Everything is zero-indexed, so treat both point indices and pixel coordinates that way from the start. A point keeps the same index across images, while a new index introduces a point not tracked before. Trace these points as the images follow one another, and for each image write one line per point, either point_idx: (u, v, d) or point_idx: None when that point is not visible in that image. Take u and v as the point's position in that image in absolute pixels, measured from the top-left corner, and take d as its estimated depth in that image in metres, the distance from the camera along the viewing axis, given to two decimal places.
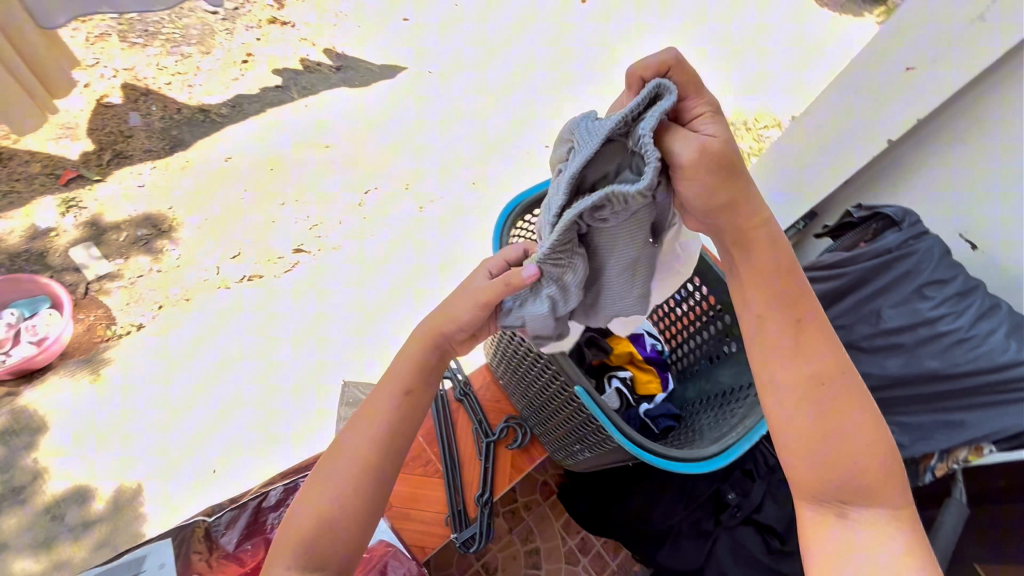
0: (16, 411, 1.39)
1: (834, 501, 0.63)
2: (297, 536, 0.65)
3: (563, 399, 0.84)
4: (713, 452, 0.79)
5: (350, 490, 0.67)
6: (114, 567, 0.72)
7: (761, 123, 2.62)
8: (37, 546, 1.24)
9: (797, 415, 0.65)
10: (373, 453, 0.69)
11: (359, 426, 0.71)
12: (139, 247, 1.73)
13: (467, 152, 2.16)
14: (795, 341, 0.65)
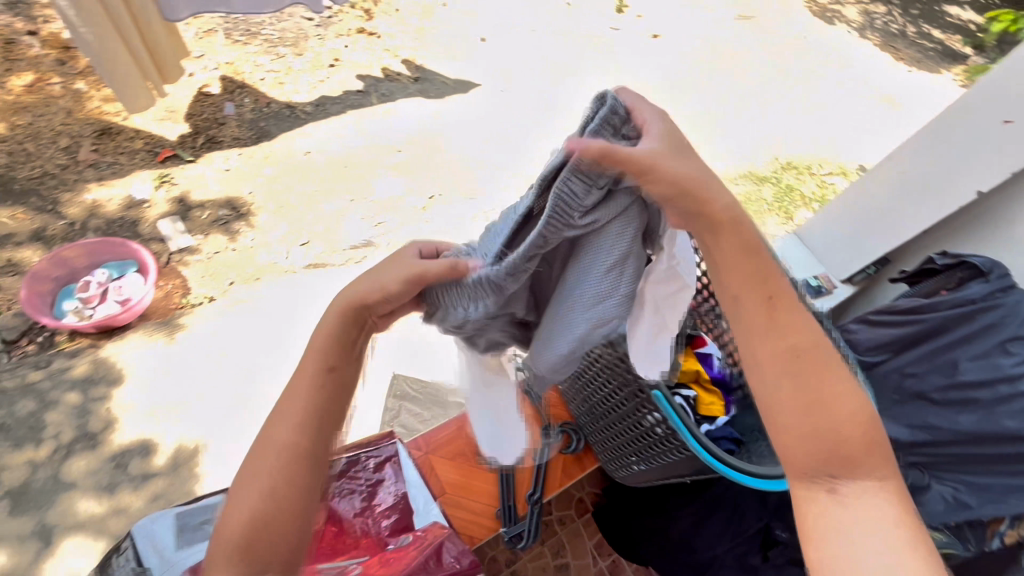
0: (97, 361, 1.50)
1: (824, 478, 0.55)
2: (227, 547, 0.54)
3: (633, 405, 0.81)
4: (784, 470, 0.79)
5: (285, 484, 0.56)
6: (195, 507, 0.80)
7: (825, 169, 2.58)
8: (100, 490, 1.32)
9: (776, 389, 0.57)
10: (301, 441, 0.57)
11: (279, 414, 0.58)
12: (219, 225, 1.84)
13: (529, 169, 2.22)
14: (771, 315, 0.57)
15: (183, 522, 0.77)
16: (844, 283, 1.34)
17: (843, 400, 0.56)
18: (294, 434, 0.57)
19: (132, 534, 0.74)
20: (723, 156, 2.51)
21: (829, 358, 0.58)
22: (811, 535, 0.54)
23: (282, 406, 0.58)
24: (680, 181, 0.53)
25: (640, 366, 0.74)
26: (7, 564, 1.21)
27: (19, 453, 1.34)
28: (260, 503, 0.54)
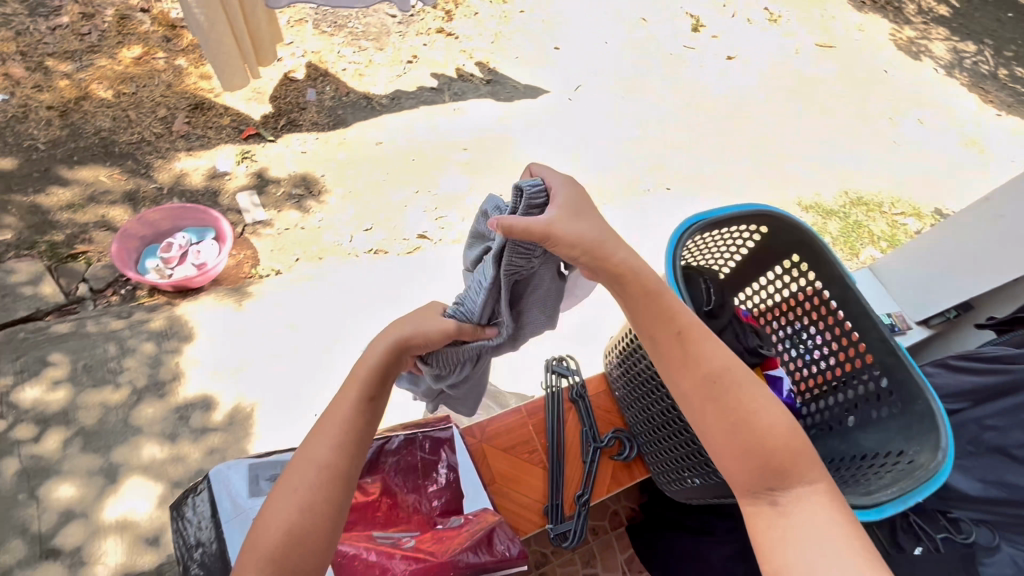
0: (172, 318, 1.59)
1: (765, 492, 0.65)
2: (260, 554, 0.59)
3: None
4: (861, 502, 0.71)
5: (317, 500, 0.63)
6: (265, 462, 0.84)
7: (897, 209, 2.47)
8: (164, 437, 1.40)
9: (707, 417, 0.69)
10: (338, 461, 0.66)
11: (315, 438, 0.67)
12: (292, 203, 1.92)
13: (590, 180, 2.24)
14: (681, 350, 0.71)
15: (255, 474, 0.83)
16: (920, 325, 1.30)
17: (759, 414, 0.68)
18: (329, 455, 0.66)
19: (209, 476, 0.81)
20: (791, 185, 2.44)
21: (739, 378, 0.70)
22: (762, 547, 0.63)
23: (319, 433, 0.67)
24: (578, 243, 0.68)
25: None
26: (76, 496, 1.30)
27: (95, 393, 1.43)
28: (296, 514, 0.61)
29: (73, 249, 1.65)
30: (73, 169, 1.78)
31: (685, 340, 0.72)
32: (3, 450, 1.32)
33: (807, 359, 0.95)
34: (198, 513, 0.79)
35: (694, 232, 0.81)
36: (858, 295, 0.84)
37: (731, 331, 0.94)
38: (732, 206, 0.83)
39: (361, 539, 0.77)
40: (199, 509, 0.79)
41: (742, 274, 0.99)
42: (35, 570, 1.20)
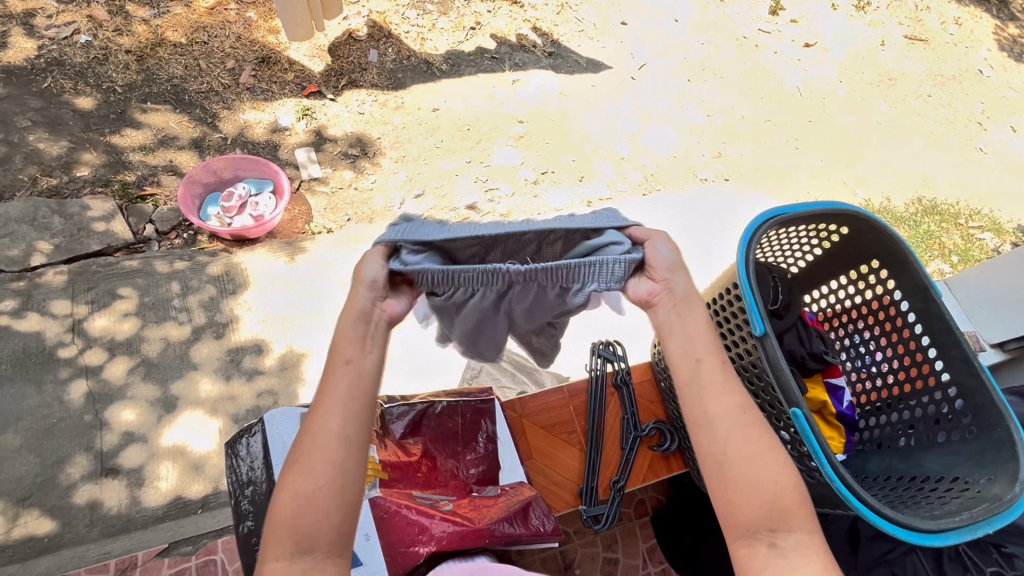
0: (230, 264, 1.64)
1: (765, 532, 0.60)
2: (281, 525, 0.57)
3: (766, 414, 0.78)
4: (926, 527, 0.66)
5: (320, 463, 0.60)
6: None
7: (974, 222, 2.30)
8: (217, 376, 1.47)
9: (725, 446, 0.64)
10: (336, 425, 0.62)
11: (313, 409, 0.64)
12: (347, 163, 1.95)
13: (648, 165, 2.18)
14: (721, 377, 0.67)
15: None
16: (994, 347, 1.24)
17: (751, 440, 0.64)
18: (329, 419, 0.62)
19: (263, 420, 0.88)
20: (860, 186, 2.31)
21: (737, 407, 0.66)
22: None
23: (312, 411, 0.64)
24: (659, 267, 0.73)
25: (782, 375, 0.70)
26: (136, 420, 1.39)
27: (158, 328, 1.51)
28: (302, 480, 0.59)
29: (143, 190, 1.72)
30: (145, 113, 1.85)
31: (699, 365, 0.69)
32: (73, 372, 1.42)
33: (873, 371, 0.90)
34: (251, 452, 0.86)
35: (770, 227, 0.76)
36: (942, 307, 0.78)
37: (795, 333, 0.90)
38: (817, 202, 0.77)
39: (402, 497, 0.79)
40: (252, 449, 0.86)
41: (813, 275, 0.95)
42: (98, 486, 1.30)
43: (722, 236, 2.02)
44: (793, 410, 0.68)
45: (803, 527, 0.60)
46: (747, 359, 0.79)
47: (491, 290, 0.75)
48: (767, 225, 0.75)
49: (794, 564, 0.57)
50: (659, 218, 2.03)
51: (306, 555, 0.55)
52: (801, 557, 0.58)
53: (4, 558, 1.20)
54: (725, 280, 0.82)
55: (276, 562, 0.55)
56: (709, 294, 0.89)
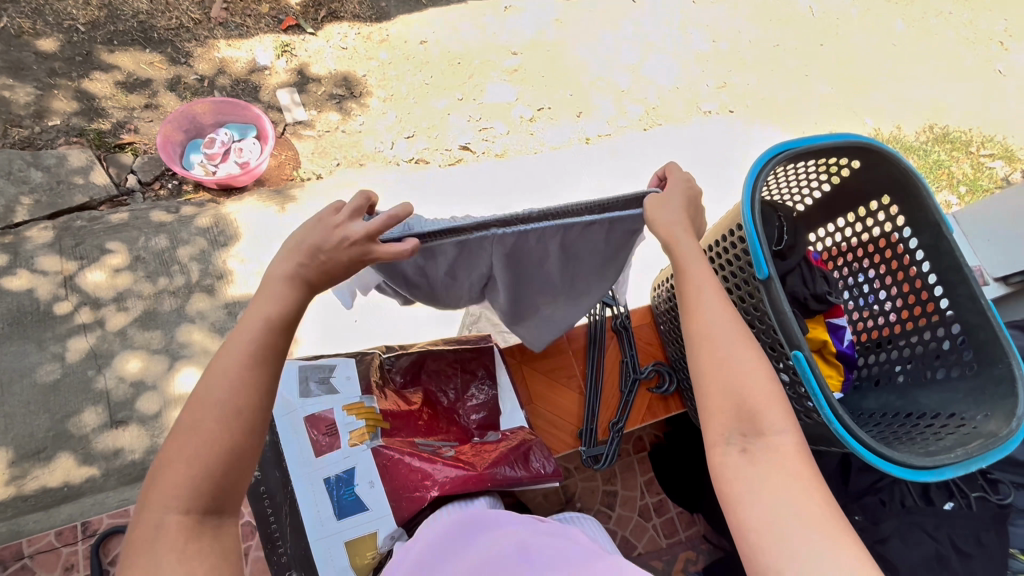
0: (219, 215, 1.60)
1: (737, 437, 0.59)
2: (201, 474, 0.54)
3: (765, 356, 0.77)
4: (924, 464, 0.66)
5: (253, 422, 0.58)
6: (312, 364, 0.82)
7: (986, 149, 2.23)
8: (214, 329, 1.47)
9: (698, 358, 0.63)
10: (271, 384, 0.61)
11: (235, 360, 0.59)
12: (333, 104, 1.85)
13: (649, 97, 2.07)
14: (694, 299, 0.65)
15: (305, 376, 0.81)
16: (997, 281, 1.23)
17: (745, 361, 0.61)
18: (261, 376, 0.60)
19: None
20: (870, 114, 2.21)
21: (730, 335, 0.63)
22: (744, 527, 0.56)
23: (228, 360, 0.59)
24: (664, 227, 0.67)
25: (784, 319, 0.68)
26: (140, 373, 1.40)
27: (149, 282, 1.49)
28: (237, 433, 0.56)
29: (120, 138, 1.64)
30: (113, 54, 1.73)
31: (698, 293, 0.65)
32: (71, 329, 1.41)
33: (878, 309, 0.89)
34: None
35: (779, 163, 0.72)
36: (951, 245, 0.75)
37: (799, 274, 0.85)
38: (828, 134, 0.72)
39: (404, 444, 0.79)
40: None
41: (823, 214, 0.91)
42: (110, 438, 1.33)
43: (726, 173, 1.95)
44: (794, 353, 0.67)
45: (795, 434, 0.59)
46: (750, 302, 0.77)
47: (485, 234, 0.67)
48: (776, 160, 0.70)
49: (762, 469, 0.57)
50: (662, 157, 1.96)
51: (215, 513, 0.55)
52: (791, 464, 0.57)
53: (28, 506, 1.25)
54: (728, 223, 0.79)
55: (186, 515, 0.53)
56: (711, 237, 0.87)
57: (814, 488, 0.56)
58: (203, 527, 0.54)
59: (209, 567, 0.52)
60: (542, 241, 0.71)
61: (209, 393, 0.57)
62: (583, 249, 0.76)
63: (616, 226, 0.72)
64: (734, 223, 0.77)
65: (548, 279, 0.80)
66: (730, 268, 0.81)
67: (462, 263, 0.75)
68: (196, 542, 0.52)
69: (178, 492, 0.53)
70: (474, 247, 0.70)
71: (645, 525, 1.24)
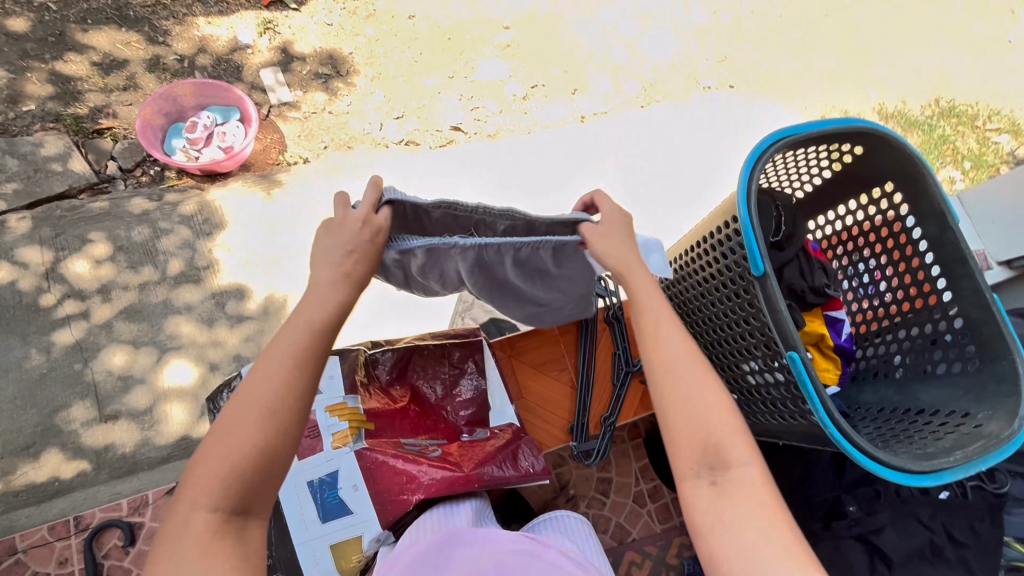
0: (203, 202, 1.56)
1: (706, 470, 0.62)
2: (230, 473, 0.59)
3: (753, 355, 0.73)
4: (921, 468, 0.63)
5: (282, 423, 0.61)
6: None
7: (992, 123, 2.17)
8: (201, 320, 1.45)
9: (662, 394, 0.65)
10: (302, 386, 0.63)
11: (271, 364, 0.63)
12: (319, 84, 1.79)
13: (647, 72, 2.00)
14: (653, 331, 0.66)
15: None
16: (1000, 265, 1.20)
17: (706, 395, 0.64)
18: (292, 379, 0.63)
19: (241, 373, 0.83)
20: (875, 87, 2.14)
21: (689, 370, 0.65)
22: (715, 557, 0.58)
23: (268, 364, 0.63)
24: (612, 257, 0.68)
25: (780, 318, 0.63)
26: (128, 366, 1.38)
27: (134, 273, 1.45)
28: (267, 434, 0.60)
29: (98, 123, 1.58)
30: (88, 33, 1.66)
31: (657, 328, 0.67)
32: (55, 323, 1.39)
33: (878, 299, 0.86)
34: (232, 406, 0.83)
35: (777, 151, 0.68)
36: (957, 236, 0.72)
37: (797, 265, 0.80)
38: (828, 120, 0.68)
39: (389, 446, 0.78)
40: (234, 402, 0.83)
41: (823, 203, 0.88)
42: (100, 432, 1.32)
43: (724, 152, 1.91)
44: (790, 354, 0.62)
45: (760, 467, 0.62)
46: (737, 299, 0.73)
47: (450, 249, 0.67)
48: (776, 147, 0.66)
49: (732, 501, 0.60)
50: (660, 135, 1.91)
51: (241, 513, 0.59)
52: (755, 494, 0.60)
53: (20, 501, 1.25)
54: (718, 217, 0.74)
55: (213, 514, 0.57)
56: (697, 232, 0.82)
57: (778, 520, 0.59)
58: (228, 527, 0.58)
59: (230, 566, 0.55)
60: (501, 258, 0.71)
61: (246, 394, 0.62)
62: (538, 268, 0.75)
63: (560, 252, 0.71)
64: (725, 215, 0.72)
65: (515, 288, 0.80)
66: (716, 263, 0.75)
67: (440, 271, 0.76)
68: (220, 542, 0.56)
69: (205, 491, 0.57)
70: (445, 258, 0.71)
71: (640, 510, 1.28)
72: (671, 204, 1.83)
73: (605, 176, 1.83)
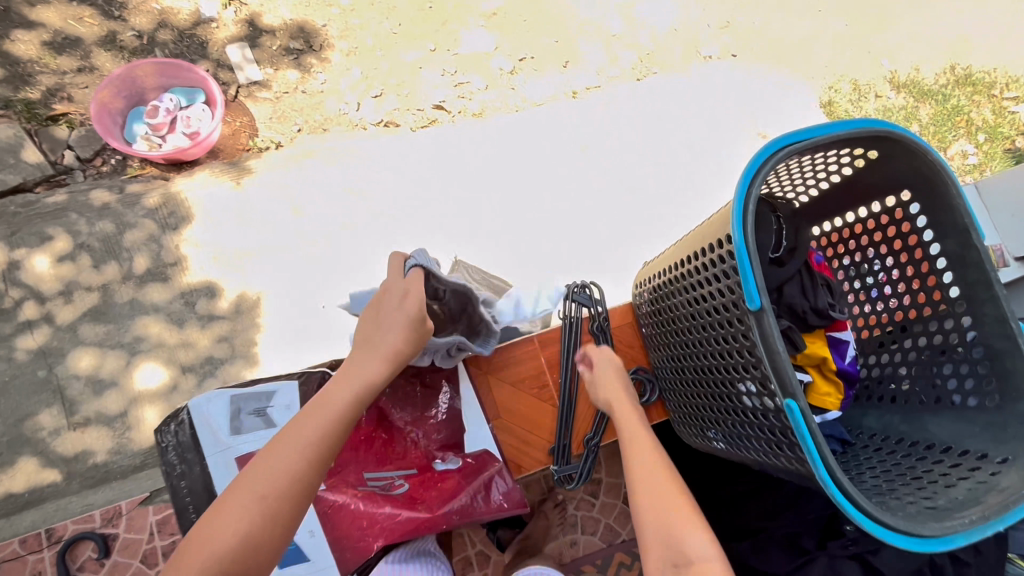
0: (168, 194, 1.46)
1: (670, 567, 0.60)
2: (209, 561, 0.55)
3: (744, 386, 0.64)
4: (933, 531, 0.56)
5: (273, 510, 0.58)
6: (249, 392, 0.74)
7: (1012, 91, 2.03)
8: (171, 321, 1.39)
9: (638, 490, 0.66)
10: (307, 474, 0.60)
11: (282, 444, 0.61)
12: (290, 60, 1.63)
13: (648, 40, 1.83)
14: (633, 437, 0.72)
15: (236, 408, 0.73)
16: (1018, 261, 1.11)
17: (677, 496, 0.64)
18: (301, 465, 0.60)
19: (189, 408, 0.73)
20: (887, 54, 1.99)
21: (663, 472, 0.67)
22: None
23: (283, 447, 0.61)
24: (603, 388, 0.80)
25: (776, 360, 0.56)
26: (96, 370, 1.33)
27: (97, 272, 1.38)
28: (256, 520, 0.57)
29: (51, 109, 1.47)
30: (36, 8, 1.52)
31: (634, 436, 0.72)
32: (18, 327, 1.33)
33: (885, 312, 0.78)
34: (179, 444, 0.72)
35: (780, 161, 0.59)
36: (981, 256, 0.64)
37: (798, 282, 0.73)
38: (840, 123, 0.59)
39: (349, 484, 0.75)
40: (181, 440, 0.72)
41: (831, 206, 0.80)
42: (68, 441, 1.27)
43: (725, 130, 1.79)
44: (786, 401, 0.56)
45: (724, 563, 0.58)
46: (728, 325, 0.64)
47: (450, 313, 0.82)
48: (778, 159, 0.58)
49: None
50: (658, 112, 1.78)
51: None
52: None
53: None
54: (708, 235, 0.66)
55: None
56: (687, 244, 0.73)
57: None
58: None
59: None
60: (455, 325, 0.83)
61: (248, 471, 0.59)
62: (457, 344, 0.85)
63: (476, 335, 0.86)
64: (717, 235, 0.63)
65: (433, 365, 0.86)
66: (706, 286, 0.67)
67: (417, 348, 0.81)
68: None
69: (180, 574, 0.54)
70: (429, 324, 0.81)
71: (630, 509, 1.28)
72: (665, 187, 1.73)
73: (596, 157, 1.72)
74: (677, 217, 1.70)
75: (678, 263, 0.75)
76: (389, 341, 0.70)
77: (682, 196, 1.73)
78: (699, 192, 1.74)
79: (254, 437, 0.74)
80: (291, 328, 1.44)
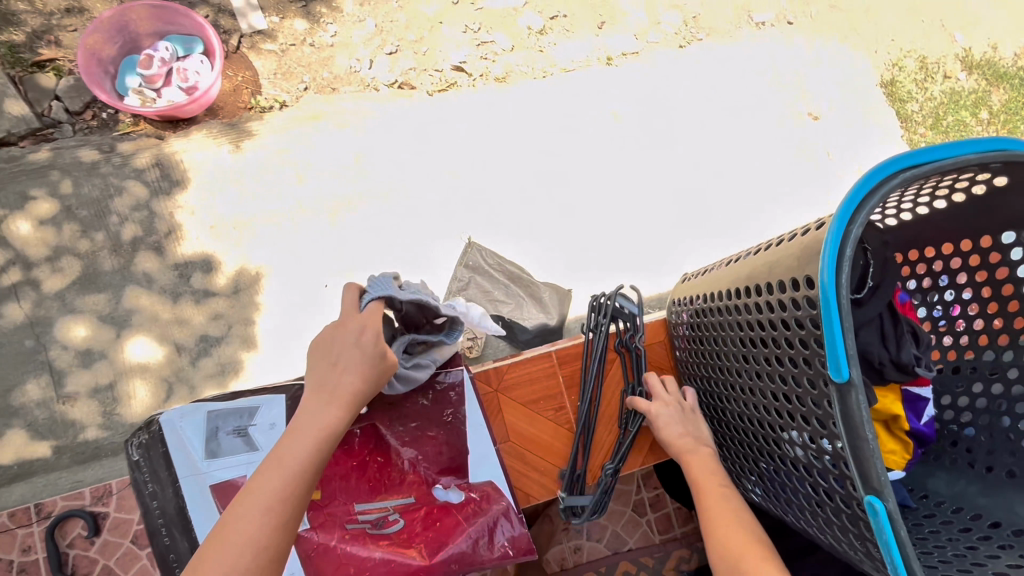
0: (163, 157, 1.36)
1: None
2: None
3: (805, 450, 0.54)
4: None
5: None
6: (231, 408, 0.71)
7: None
8: (165, 294, 1.31)
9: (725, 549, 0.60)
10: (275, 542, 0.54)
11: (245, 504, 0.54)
12: (299, 8, 1.47)
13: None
14: (710, 489, 0.67)
15: (214, 427, 0.69)
16: None
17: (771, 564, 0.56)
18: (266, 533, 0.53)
19: (163, 424, 0.67)
20: (959, 27, 1.72)
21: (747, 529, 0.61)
22: None
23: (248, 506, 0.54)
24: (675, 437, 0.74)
25: (860, 446, 0.46)
26: (87, 339, 1.27)
27: (88, 239, 1.31)
28: None
29: (38, 54, 1.35)
30: None
31: (708, 487, 0.67)
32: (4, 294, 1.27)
33: (971, 353, 0.72)
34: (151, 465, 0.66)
35: (897, 186, 0.46)
36: None
37: (876, 327, 0.66)
38: (983, 140, 0.47)
39: (338, 522, 0.69)
40: (155, 461, 0.65)
41: (923, 226, 0.70)
42: (58, 413, 1.23)
43: (772, 108, 1.61)
44: (869, 499, 0.45)
45: None
46: (797, 381, 0.53)
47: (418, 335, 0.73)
48: (892, 186, 0.45)
49: None
50: (700, 85, 1.60)
51: None
52: None
53: None
54: (781, 269, 0.54)
55: None
56: (745, 271, 0.61)
57: None
58: None
59: None
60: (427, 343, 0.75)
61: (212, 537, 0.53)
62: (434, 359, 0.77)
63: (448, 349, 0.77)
64: (794, 272, 0.51)
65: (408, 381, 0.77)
66: (768, 329, 0.56)
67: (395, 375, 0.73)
68: None
69: None
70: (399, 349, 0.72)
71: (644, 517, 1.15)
72: (700, 170, 1.56)
73: (628, 133, 1.55)
74: (712, 205, 1.54)
75: (731, 290, 0.63)
76: (345, 383, 0.62)
77: (720, 183, 1.55)
78: (736, 178, 1.56)
79: (231, 461, 0.69)
80: (293, 306, 1.35)
